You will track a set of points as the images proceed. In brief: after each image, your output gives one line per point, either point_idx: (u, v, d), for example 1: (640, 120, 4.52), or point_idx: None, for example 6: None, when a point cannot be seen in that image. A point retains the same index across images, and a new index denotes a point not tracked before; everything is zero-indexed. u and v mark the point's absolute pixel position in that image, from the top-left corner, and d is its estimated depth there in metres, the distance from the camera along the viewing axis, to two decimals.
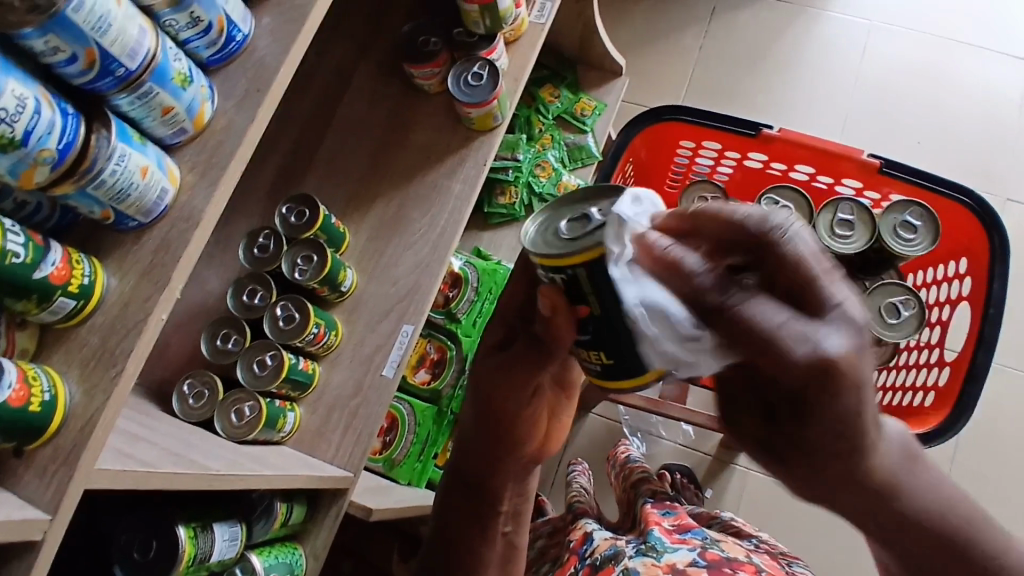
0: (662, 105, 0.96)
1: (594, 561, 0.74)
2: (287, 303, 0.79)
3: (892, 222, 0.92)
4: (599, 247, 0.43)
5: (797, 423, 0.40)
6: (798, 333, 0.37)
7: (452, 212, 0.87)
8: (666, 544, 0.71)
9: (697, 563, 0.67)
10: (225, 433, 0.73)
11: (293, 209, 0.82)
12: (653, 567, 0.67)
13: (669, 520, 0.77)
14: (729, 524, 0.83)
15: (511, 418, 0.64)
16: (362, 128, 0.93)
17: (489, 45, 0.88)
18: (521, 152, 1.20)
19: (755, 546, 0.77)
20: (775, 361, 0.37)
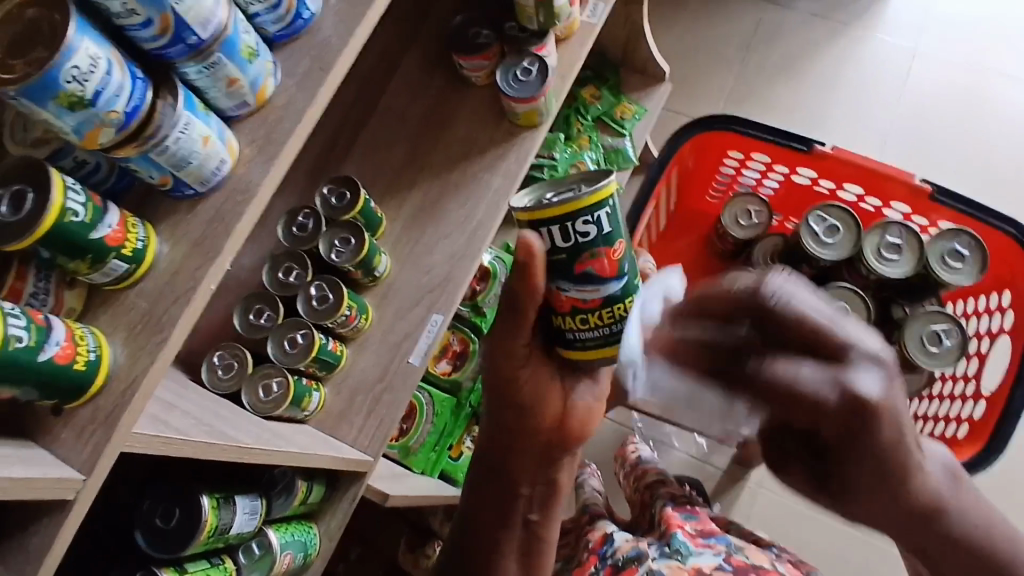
0: (713, 115, 0.95)
1: (614, 560, 0.74)
2: (321, 284, 0.79)
3: (939, 250, 0.91)
4: (569, 205, 0.51)
5: (847, 455, 0.48)
6: (824, 381, 0.45)
7: (491, 205, 0.87)
8: (691, 548, 0.72)
9: (723, 568, 0.68)
10: (252, 407, 0.74)
11: (334, 190, 0.82)
12: (678, 569, 0.68)
13: (691, 523, 0.77)
14: (746, 532, 0.83)
15: (516, 395, 0.68)
16: (406, 115, 0.93)
17: (540, 42, 0.87)
18: (557, 150, 1.20)
19: (777, 554, 0.76)
20: (818, 411, 0.46)
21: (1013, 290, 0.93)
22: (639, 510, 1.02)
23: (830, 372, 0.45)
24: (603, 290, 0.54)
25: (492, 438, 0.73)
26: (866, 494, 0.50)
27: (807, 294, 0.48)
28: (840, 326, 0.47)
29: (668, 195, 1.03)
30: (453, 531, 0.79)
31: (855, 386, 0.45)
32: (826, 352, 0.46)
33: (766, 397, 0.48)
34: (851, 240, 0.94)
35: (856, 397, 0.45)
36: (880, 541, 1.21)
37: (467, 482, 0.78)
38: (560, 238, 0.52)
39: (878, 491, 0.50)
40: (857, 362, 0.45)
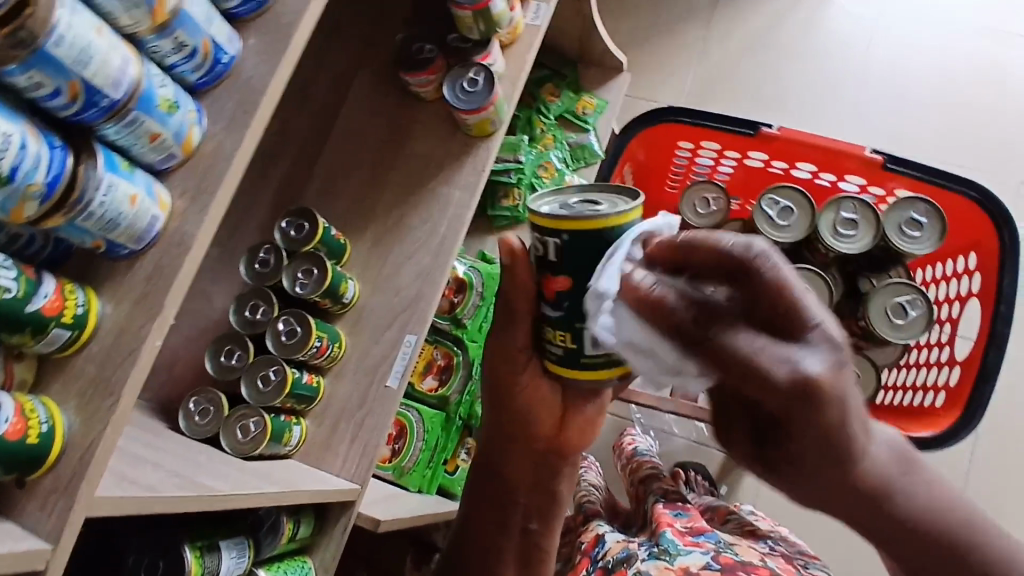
0: (655, 108, 0.95)
1: (606, 563, 0.74)
2: (288, 318, 0.78)
3: (897, 220, 0.90)
4: (546, 222, 0.51)
5: (784, 432, 0.39)
6: (777, 357, 0.36)
7: (453, 220, 0.87)
8: (679, 547, 0.70)
9: (711, 566, 0.66)
10: (231, 449, 0.74)
11: (292, 223, 0.81)
12: (666, 570, 0.66)
13: (682, 521, 0.77)
14: (741, 524, 0.84)
15: (512, 411, 0.68)
16: (360, 138, 0.93)
17: (484, 51, 0.86)
18: (522, 153, 1.19)
19: (769, 550, 0.76)
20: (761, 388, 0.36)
21: (978, 250, 0.93)
22: (634, 505, 1.03)
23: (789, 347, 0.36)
24: (544, 306, 0.55)
25: (493, 451, 0.74)
26: (810, 488, 0.43)
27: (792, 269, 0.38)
28: (806, 299, 0.37)
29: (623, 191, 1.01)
30: (451, 541, 0.81)
31: (803, 367, 0.35)
32: (784, 326, 0.37)
33: (707, 365, 0.38)
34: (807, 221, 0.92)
35: (800, 377, 0.35)
36: None
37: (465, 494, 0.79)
38: (541, 245, 0.53)
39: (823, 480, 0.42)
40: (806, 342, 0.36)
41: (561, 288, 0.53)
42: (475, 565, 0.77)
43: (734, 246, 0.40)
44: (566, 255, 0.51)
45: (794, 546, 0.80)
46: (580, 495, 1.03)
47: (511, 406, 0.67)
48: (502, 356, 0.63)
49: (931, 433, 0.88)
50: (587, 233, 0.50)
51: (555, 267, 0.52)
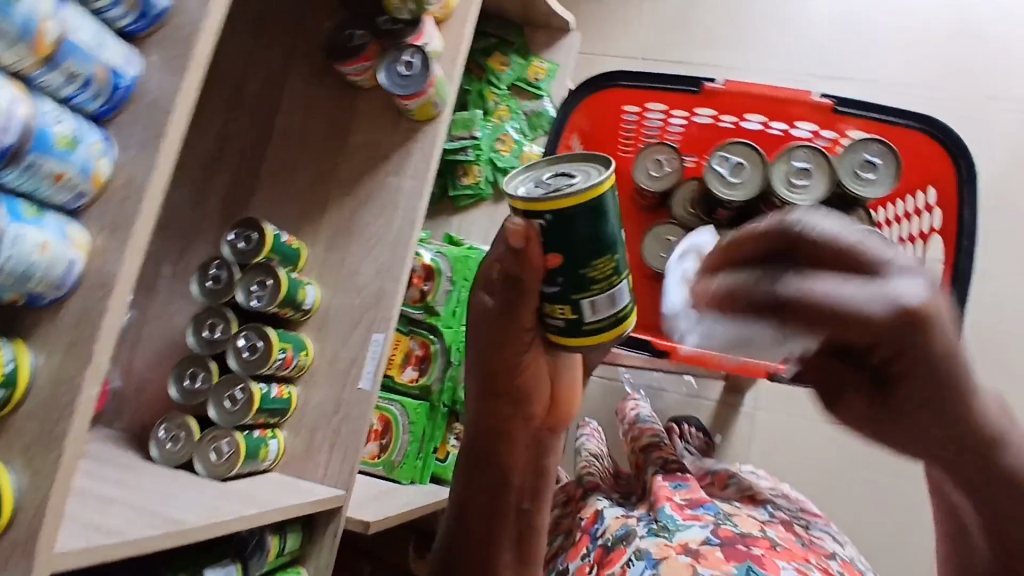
0: (596, 74, 0.92)
1: (604, 541, 0.73)
2: (249, 333, 0.76)
3: (851, 163, 0.88)
4: (535, 206, 0.50)
5: (896, 362, 0.44)
6: (870, 294, 0.39)
7: (406, 211, 0.85)
8: (678, 523, 0.69)
9: (710, 541, 0.64)
10: (206, 472, 0.74)
11: (240, 234, 0.78)
12: (666, 547, 0.64)
13: (680, 495, 0.76)
14: (741, 487, 0.86)
15: (498, 387, 0.65)
16: (301, 137, 0.89)
17: (416, 30, 0.82)
18: (477, 128, 1.16)
19: (769, 518, 0.75)
20: (867, 327, 0.39)
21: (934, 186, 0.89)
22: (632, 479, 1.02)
23: (883, 283, 0.39)
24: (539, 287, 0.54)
25: (483, 439, 0.70)
26: (918, 430, 0.50)
27: (830, 229, 0.42)
28: (872, 246, 0.40)
29: None
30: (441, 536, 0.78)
31: (905, 298, 0.39)
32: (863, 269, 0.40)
33: (803, 329, 0.40)
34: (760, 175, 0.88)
35: (905, 308, 0.39)
36: None
37: (454, 483, 0.75)
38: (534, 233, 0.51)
39: (966, 458, 0.49)
40: (884, 279, 0.40)
41: (554, 266, 0.52)
42: (469, 560, 0.74)
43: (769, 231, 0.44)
44: (556, 235, 0.50)
45: (794, 505, 0.85)
46: (579, 470, 1.03)
47: (498, 382, 0.65)
48: (500, 340, 0.59)
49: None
50: (575, 206, 0.50)
51: (549, 248, 0.51)
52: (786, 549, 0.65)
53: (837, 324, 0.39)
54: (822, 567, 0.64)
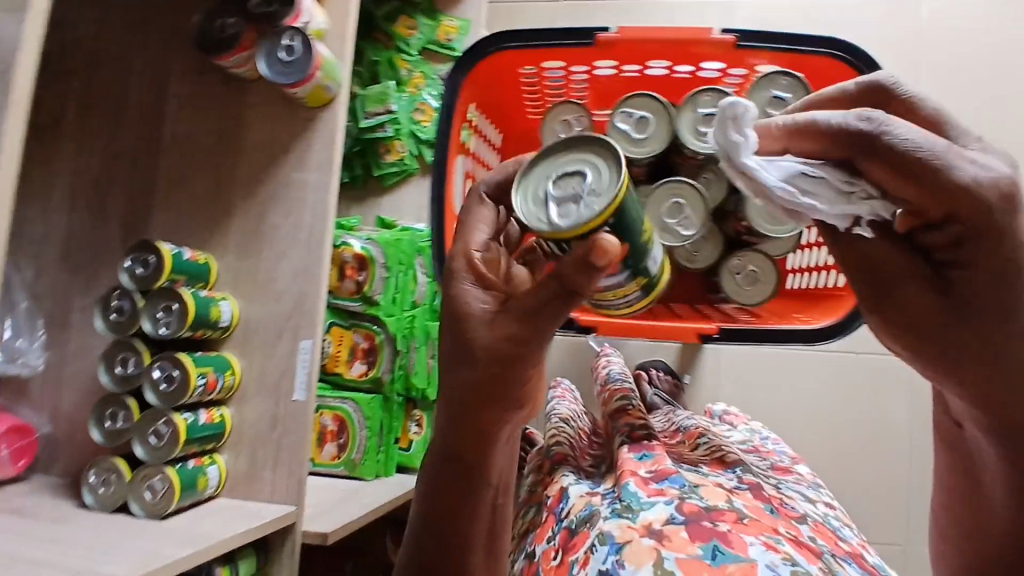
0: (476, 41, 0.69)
1: (569, 524, 0.67)
2: (163, 363, 0.71)
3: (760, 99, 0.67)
4: (597, 220, 0.43)
5: (964, 247, 0.42)
6: (972, 160, 0.40)
7: (316, 206, 0.80)
8: (642, 501, 0.61)
9: (674, 519, 0.57)
10: (146, 513, 0.70)
11: (136, 259, 0.72)
12: (629, 530, 0.57)
13: (646, 467, 0.67)
14: (711, 445, 0.78)
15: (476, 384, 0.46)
16: (192, 142, 0.82)
17: (292, 10, 0.75)
18: (393, 101, 1.09)
19: (738, 484, 0.65)
20: (942, 184, 0.39)
21: None
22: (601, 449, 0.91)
23: (970, 150, 0.41)
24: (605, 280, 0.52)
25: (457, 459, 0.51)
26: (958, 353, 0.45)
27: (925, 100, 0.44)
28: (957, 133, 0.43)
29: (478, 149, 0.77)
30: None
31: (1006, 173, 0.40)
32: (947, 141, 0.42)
33: (889, 169, 0.40)
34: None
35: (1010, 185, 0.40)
36: (853, 353, 1.18)
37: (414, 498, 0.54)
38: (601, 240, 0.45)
39: (997, 381, 0.45)
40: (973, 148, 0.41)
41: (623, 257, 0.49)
42: None
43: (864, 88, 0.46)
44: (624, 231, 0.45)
45: (765, 462, 0.80)
46: (548, 439, 0.92)
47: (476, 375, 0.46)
48: (555, 312, 0.43)
49: (828, 320, 0.76)
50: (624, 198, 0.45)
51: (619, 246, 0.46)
52: (754, 521, 0.57)
53: (915, 166, 0.39)
54: (794, 538, 0.56)
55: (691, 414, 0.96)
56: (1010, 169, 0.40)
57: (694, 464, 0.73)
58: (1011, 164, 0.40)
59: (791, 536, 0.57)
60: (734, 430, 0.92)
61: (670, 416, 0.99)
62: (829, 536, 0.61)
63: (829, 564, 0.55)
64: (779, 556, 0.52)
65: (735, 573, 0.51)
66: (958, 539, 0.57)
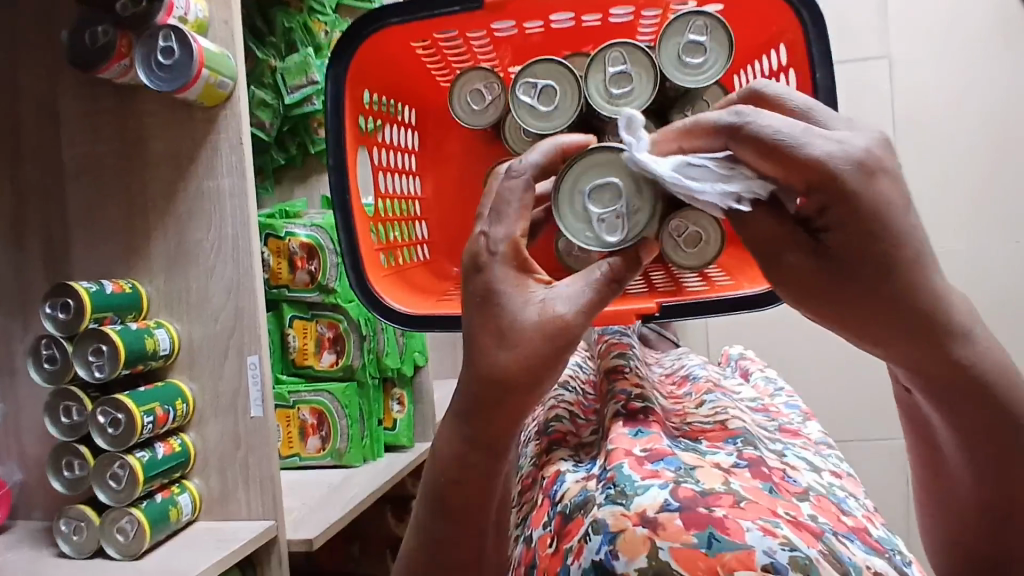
0: (350, 25, 0.57)
1: (563, 509, 0.54)
2: (105, 407, 0.69)
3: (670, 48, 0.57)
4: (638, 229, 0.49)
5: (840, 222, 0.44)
6: (828, 139, 0.43)
7: (235, 213, 0.75)
8: (636, 485, 0.50)
9: (670, 506, 0.48)
10: (122, 555, 0.70)
11: (55, 304, 0.69)
12: (622, 518, 0.48)
13: (640, 444, 0.55)
14: (714, 405, 0.67)
15: (504, 372, 0.44)
16: (94, 163, 0.76)
17: (163, 6, 0.68)
18: (316, 71, 1.01)
19: (736, 461, 0.55)
20: (800, 160, 0.42)
21: (785, 44, 0.57)
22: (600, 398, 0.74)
23: (833, 131, 0.44)
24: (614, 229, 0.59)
25: (462, 468, 0.47)
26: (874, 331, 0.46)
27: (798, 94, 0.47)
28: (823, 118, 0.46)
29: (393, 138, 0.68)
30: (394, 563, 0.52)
31: (859, 146, 0.43)
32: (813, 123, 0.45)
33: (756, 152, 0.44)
34: (574, 95, 0.55)
35: (865, 158, 0.42)
36: None
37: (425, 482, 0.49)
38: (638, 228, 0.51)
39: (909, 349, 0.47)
40: (837, 129, 0.44)
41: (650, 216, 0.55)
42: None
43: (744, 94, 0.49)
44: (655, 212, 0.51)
45: (770, 422, 0.69)
46: (545, 412, 0.73)
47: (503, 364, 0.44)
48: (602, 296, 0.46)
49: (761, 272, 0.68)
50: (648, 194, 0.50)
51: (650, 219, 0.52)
52: (752, 504, 0.49)
53: (774, 148, 0.43)
54: (795, 522, 0.49)
55: (699, 362, 0.87)
56: (868, 146, 0.43)
57: (694, 437, 0.59)
58: (869, 141, 0.43)
59: (792, 520, 0.49)
60: (739, 386, 0.81)
61: (678, 363, 0.90)
62: (833, 516, 0.53)
63: (831, 548, 0.48)
64: (778, 541, 0.45)
65: (734, 567, 0.44)
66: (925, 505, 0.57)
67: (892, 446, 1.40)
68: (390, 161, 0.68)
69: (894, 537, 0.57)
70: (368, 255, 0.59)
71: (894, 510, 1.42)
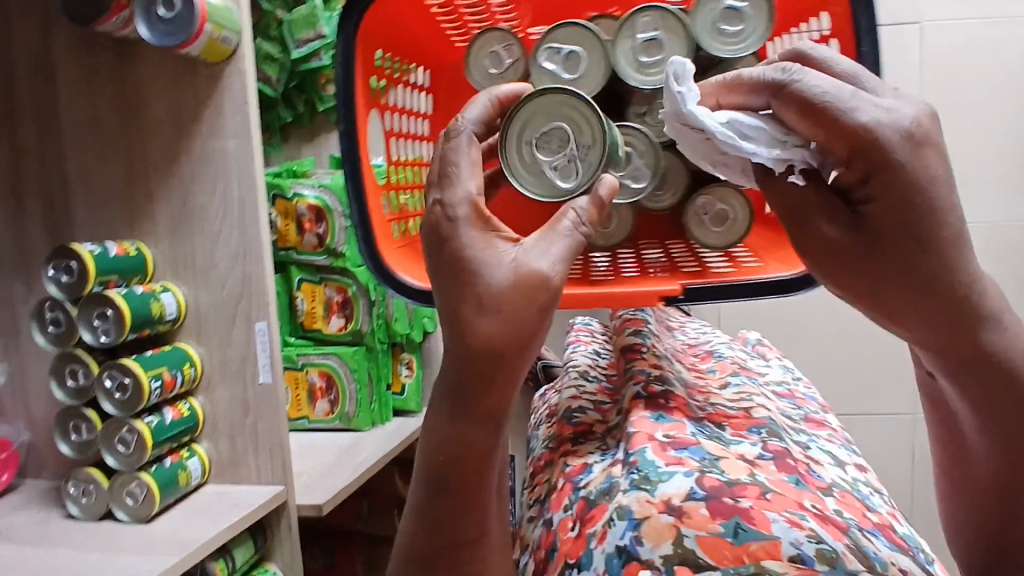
0: None
1: (587, 495, 0.54)
2: (112, 372, 0.68)
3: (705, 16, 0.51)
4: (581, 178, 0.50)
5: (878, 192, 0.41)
6: (877, 106, 0.41)
7: (241, 175, 0.72)
8: (660, 471, 0.50)
9: (695, 495, 0.47)
10: (132, 518, 0.70)
11: (58, 267, 0.67)
12: (648, 505, 0.48)
13: (662, 429, 0.55)
14: (739, 389, 0.66)
15: (490, 339, 0.41)
16: (94, 121, 0.74)
17: None
18: (324, 24, 0.96)
19: (761, 453, 0.55)
20: (840, 124, 0.41)
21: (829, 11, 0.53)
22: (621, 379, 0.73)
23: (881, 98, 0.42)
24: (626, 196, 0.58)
25: (461, 442, 0.44)
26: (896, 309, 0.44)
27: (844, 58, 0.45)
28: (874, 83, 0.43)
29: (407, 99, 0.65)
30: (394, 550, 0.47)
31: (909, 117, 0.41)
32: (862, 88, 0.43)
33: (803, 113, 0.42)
34: (600, 59, 0.52)
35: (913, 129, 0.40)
36: None
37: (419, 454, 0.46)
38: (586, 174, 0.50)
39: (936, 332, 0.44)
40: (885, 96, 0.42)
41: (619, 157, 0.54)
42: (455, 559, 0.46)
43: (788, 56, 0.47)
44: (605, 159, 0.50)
45: (796, 410, 0.69)
46: (569, 401, 0.73)
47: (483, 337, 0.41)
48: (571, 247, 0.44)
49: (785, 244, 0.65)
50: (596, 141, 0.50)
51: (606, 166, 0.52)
52: (779, 496, 0.48)
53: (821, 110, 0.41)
54: (819, 514, 0.49)
55: (725, 339, 0.84)
56: (917, 116, 0.41)
57: (718, 421, 0.59)
58: (919, 110, 0.41)
59: (818, 513, 0.49)
60: (766, 367, 0.80)
61: (703, 332, 0.88)
62: (857, 511, 0.53)
63: (857, 543, 0.47)
64: (804, 533, 0.45)
65: (760, 556, 0.44)
66: (948, 493, 0.55)
67: (901, 420, 1.39)
68: (404, 126, 0.65)
69: (917, 537, 0.57)
70: (379, 227, 0.57)
71: (899, 482, 1.42)
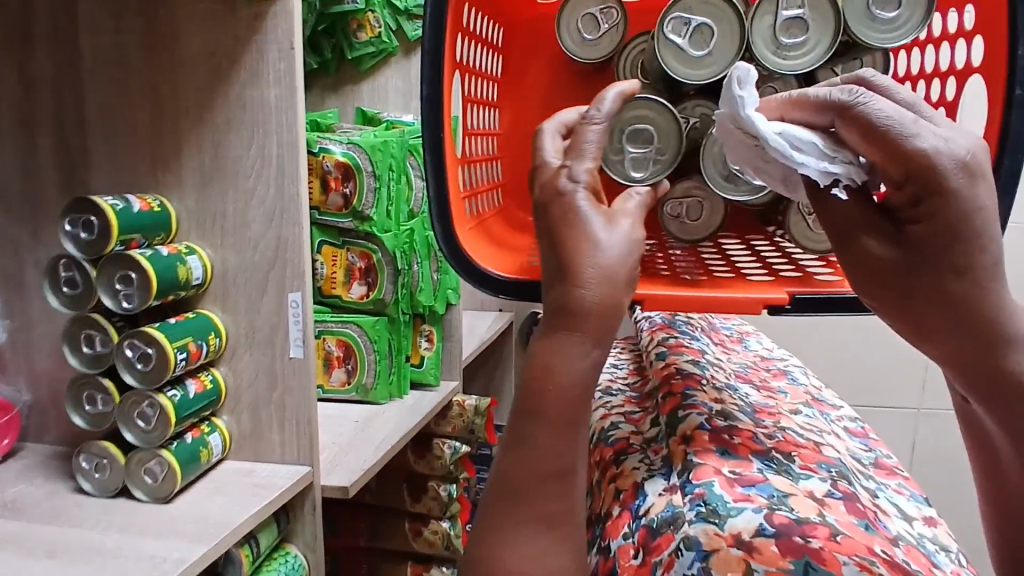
0: None
1: (649, 523, 0.51)
2: (133, 342, 0.61)
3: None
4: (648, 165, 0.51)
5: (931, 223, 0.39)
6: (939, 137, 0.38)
7: (282, 130, 0.65)
8: (729, 505, 0.48)
9: (765, 531, 0.45)
10: (150, 498, 0.65)
11: (76, 222, 0.59)
12: (717, 538, 0.45)
13: (728, 465, 0.52)
14: (810, 421, 0.65)
15: (606, 272, 0.40)
16: (117, 56, 0.65)
17: None
18: None
19: (831, 491, 0.51)
20: (901, 151, 0.38)
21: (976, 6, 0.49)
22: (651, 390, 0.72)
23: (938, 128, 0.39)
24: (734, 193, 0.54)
25: (562, 378, 0.41)
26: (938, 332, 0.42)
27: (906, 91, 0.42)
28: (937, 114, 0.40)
29: (482, 58, 0.60)
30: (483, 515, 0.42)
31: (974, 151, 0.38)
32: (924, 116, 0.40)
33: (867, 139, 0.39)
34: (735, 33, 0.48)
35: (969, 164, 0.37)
36: None
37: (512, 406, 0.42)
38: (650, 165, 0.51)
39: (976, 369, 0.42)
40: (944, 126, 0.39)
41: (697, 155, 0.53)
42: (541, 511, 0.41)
43: (845, 79, 0.44)
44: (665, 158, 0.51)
45: (866, 453, 0.66)
46: (598, 422, 0.70)
47: (594, 271, 0.40)
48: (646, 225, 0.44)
49: None
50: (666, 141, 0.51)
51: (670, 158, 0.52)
52: (849, 539, 0.46)
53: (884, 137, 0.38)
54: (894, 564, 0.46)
55: (800, 365, 0.83)
56: (972, 148, 0.38)
57: (787, 452, 0.55)
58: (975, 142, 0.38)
59: (888, 560, 0.46)
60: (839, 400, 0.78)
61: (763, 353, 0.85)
62: (924, 566, 0.50)
63: None
64: None
65: None
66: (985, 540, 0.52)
67: (904, 414, 1.39)
68: (477, 90, 0.60)
69: None
70: (455, 204, 0.50)
71: None
